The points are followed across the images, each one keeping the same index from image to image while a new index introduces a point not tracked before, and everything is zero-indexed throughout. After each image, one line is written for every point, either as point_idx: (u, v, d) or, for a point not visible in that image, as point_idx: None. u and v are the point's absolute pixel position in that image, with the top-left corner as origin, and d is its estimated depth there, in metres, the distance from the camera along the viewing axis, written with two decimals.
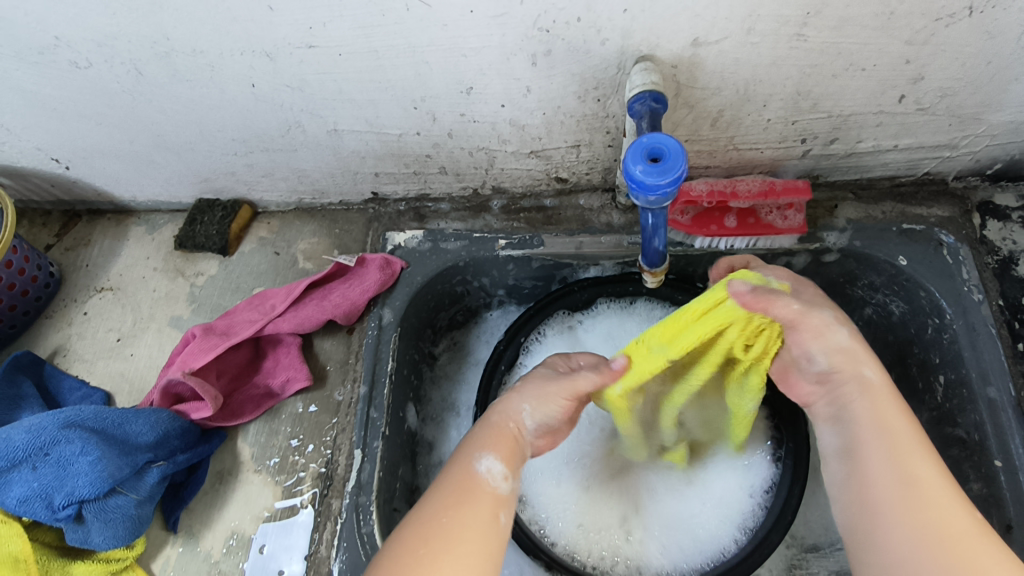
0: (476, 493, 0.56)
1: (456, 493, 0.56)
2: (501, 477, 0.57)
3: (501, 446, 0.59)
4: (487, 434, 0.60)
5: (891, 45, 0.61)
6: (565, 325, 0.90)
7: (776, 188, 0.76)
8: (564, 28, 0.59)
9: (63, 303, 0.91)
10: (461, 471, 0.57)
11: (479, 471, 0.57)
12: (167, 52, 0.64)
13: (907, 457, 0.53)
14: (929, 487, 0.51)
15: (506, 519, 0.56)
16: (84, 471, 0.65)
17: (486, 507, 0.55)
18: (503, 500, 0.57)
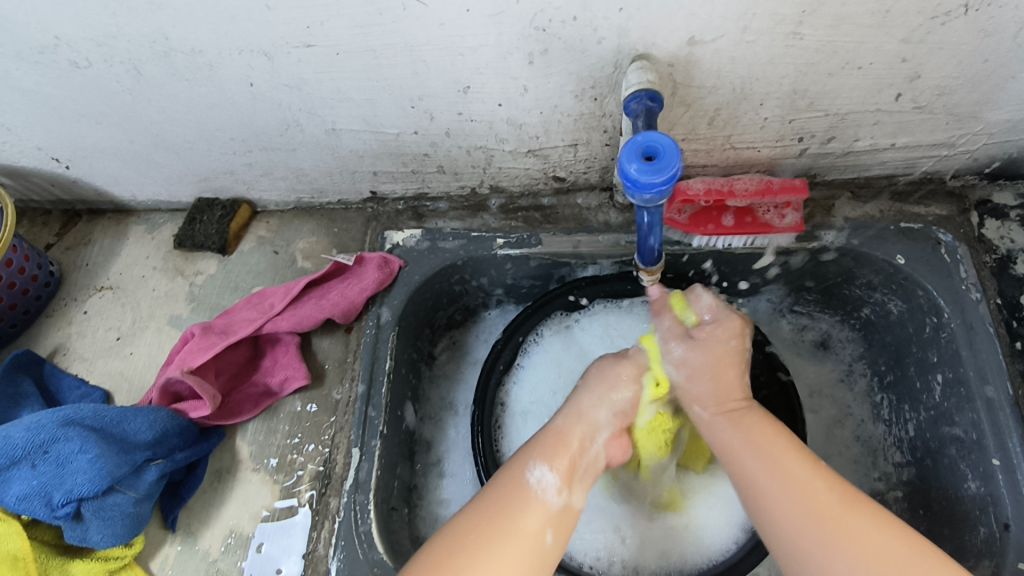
0: (526, 505, 0.57)
1: (507, 503, 0.57)
2: (553, 490, 0.58)
3: (559, 458, 0.60)
4: (552, 444, 0.61)
5: (887, 44, 0.61)
6: (563, 325, 0.90)
7: (773, 186, 0.76)
8: (560, 27, 0.59)
9: (63, 302, 0.91)
10: (513, 480, 0.59)
11: (531, 481, 0.58)
12: (166, 51, 0.65)
13: (793, 461, 0.58)
14: (818, 488, 0.56)
15: (553, 538, 0.57)
16: (83, 469, 0.65)
17: (536, 522, 0.57)
18: (554, 515, 0.58)
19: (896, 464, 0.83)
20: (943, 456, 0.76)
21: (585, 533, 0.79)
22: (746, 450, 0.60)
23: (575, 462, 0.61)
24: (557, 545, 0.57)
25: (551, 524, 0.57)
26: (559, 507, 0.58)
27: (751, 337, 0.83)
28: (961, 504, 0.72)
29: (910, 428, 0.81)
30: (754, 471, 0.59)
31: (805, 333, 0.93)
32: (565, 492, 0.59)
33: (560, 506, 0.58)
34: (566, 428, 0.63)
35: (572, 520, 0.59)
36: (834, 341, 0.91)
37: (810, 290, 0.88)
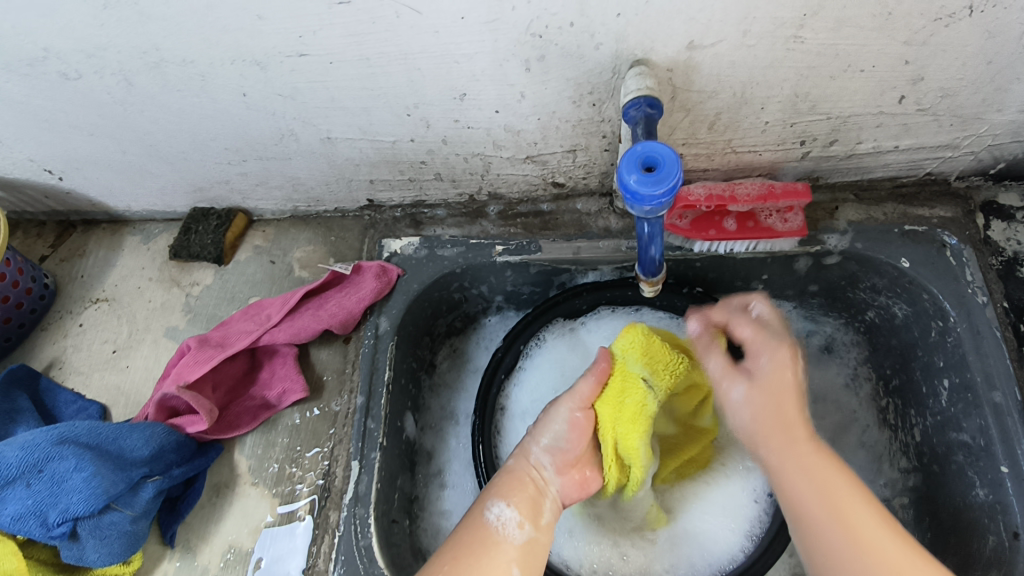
0: (491, 541, 0.61)
1: (471, 545, 0.60)
2: (513, 525, 0.62)
3: (513, 494, 0.64)
4: (505, 483, 0.66)
5: (890, 46, 0.59)
6: (567, 328, 0.89)
7: (775, 191, 0.75)
8: (557, 33, 0.58)
9: (58, 315, 0.90)
10: (475, 521, 0.63)
11: (491, 519, 0.62)
12: (157, 62, 0.64)
13: (840, 490, 0.58)
14: (849, 504, 0.57)
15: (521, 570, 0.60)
16: (78, 487, 0.64)
17: (500, 558, 0.60)
18: (517, 547, 0.61)
19: (902, 470, 0.81)
20: (950, 463, 0.75)
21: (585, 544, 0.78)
22: (806, 495, 0.58)
23: (530, 496, 0.65)
24: None
25: (517, 558, 0.61)
26: (521, 540, 0.62)
27: None
28: (969, 512, 0.71)
29: (916, 434, 0.80)
30: (807, 511, 0.58)
31: (809, 338, 0.91)
32: (526, 525, 0.63)
33: (522, 539, 0.62)
34: (517, 466, 0.68)
35: (538, 553, 0.62)
36: (838, 344, 0.90)
37: (813, 293, 0.87)
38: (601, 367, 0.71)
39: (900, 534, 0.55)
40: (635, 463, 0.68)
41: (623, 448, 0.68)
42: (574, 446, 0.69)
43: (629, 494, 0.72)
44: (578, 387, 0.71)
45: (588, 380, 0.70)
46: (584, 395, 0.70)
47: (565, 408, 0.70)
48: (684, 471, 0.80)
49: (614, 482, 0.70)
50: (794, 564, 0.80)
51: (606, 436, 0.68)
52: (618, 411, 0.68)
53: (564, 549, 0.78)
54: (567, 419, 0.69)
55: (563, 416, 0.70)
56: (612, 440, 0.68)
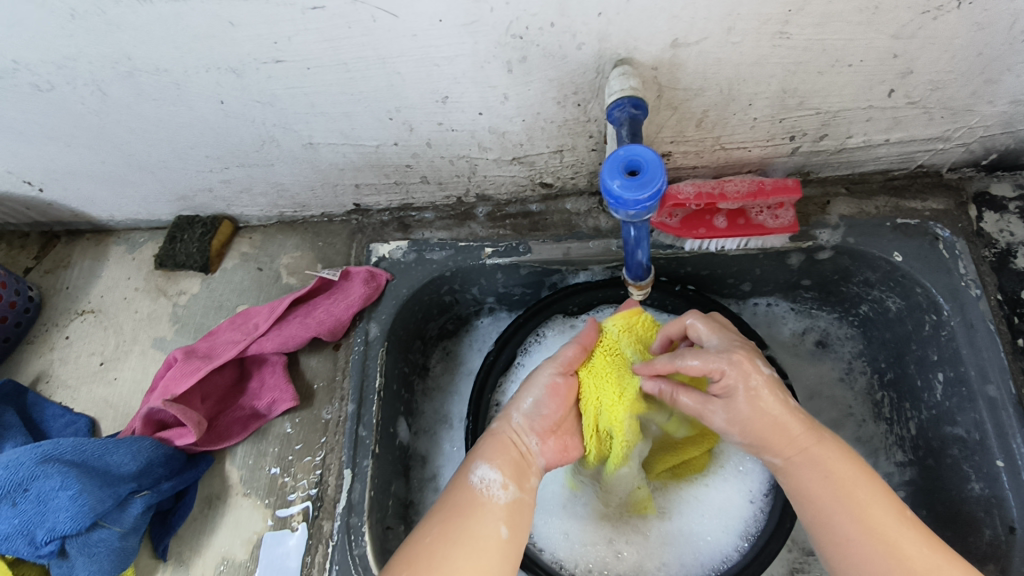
0: (475, 504, 0.58)
1: (454, 509, 0.58)
2: (498, 486, 0.59)
3: (498, 456, 0.61)
4: (487, 445, 0.63)
5: (878, 40, 0.58)
6: (567, 325, 0.88)
7: (765, 187, 0.74)
8: (538, 33, 0.57)
9: (44, 327, 0.89)
10: (460, 486, 0.60)
11: (475, 482, 0.60)
12: (130, 71, 0.62)
13: (839, 471, 0.57)
14: (853, 486, 0.56)
15: (508, 532, 0.57)
16: (64, 506, 0.64)
17: (484, 519, 0.57)
18: (502, 508, 0.58)
19: (898, 464, 0.81)
20: (945, 457, 0.74)
21: (580, 542, 0.78)
22: (813, 491, 0.57)
23: (516, 459, 0.62)
24: (514, 538, 0.57)
25: (503, 518, 0.58)
26: (507, 500, 0.59)
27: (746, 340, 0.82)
28: (965, 506, 0.71)
29: (912, 427, 0.80)
30: (812, 508, 0.57)
31: (805, 334, 0.91)
32: (511, 486, 0.60)
33: (507, 500, 0.59)
34: (499, 429, 0.65)
35: (524, 513, 0.59)
36: (833, 339, 0.90)
37: (805, 288, 0.86)
38: (588, 335, 0.71)
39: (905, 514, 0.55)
40: (619, 434, 0.67)
41: (607, 417, 0.67)
42: (555, 411, 0.66)
43: (611, 468, 0.70)
44: (561, 351, 0.69)
45: (571, 346, 0.69)
46: (566, 359, 0.68)
47: (545, 371, 0.68)
48: (681, 471, 0.79)
49: (596, 453, 0.69)
50: (791, 560, 0.80)
51: (589, 407, 0.67)
52: (602, 381, 0.67)
53: (559, 546, 0.78)
54: (547, 383, 0.66)
55: (543, 380, 0.67)
56: (595, 411, 0.67)
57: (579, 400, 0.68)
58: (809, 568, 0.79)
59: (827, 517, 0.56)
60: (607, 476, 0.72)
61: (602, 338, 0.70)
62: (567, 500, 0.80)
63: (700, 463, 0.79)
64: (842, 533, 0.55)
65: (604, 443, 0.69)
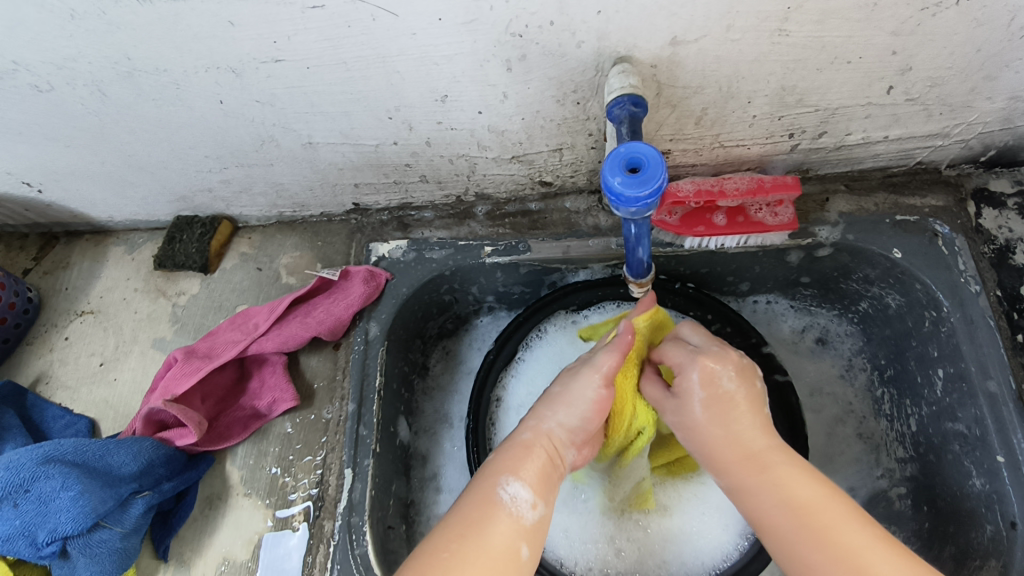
0: (500, 521, 0.55)
1: (477, 524, 0.54)
2: (528, 505, 0.56)
3: (530, 472, 0.58)
4: (521, 459, 0.59)
5: (877, 37, 0.59)
6: (569, 320, 0.88)
7: (765, 184, 0.74)
8: (537, 32, 0.57)
9: (44, 328, 0.89)
10: (485, 498, 0.56)
11: (505, 499, 0.56)
12: (129, 71, 0.62)
13: (797, 493, 0.54)
14: (814, 507, 0.52)
15: (529, 554, 0.54)
16: (65, 506, 0.63)
17: (510, 539, 0.54)
18: (528, 530, 0.55)
19: (898, 460, 0.81)
20: (947, 453, 0.74)
21: (581, 540, 0.78)
22: (772, 513, 0.54)
23: (545, 475, 0.59)
24: (533, 560, 0.54)
25: (527, 537, 0.55)
26: (534, 521, 0.56)
27: (747, 338, 0.83)
28: (966, 501, 0.71)
29: (912, 423, 0.80)
30: (774, 534, 0.53)
31: (804, 332, 0.91)
32: (538, 505, 0.57)
33: (533, 521, 0.56)
34: (533, 440, 0.62)
35: (545, 533, 0.57)
36: (832, 336, 0.90)
37: (805, 285, 0.86)
38: (626, 340, 0.67)
39: (875, 532, 0.50)
40: (650, 430, 0.69)
41: (642, 417, 0.68)
42: (591, 426, 0.64)
43: (626, 460, 0.71)
44: (600, 360, 0.66)
45: (611, 354, 0.66)
46: (610, 371, 0.65)
47: (586, 382, 0.65)
48: (677, 467, 0.79)
49: (619, 446, 0.70)
50: None
51: (625, 410, 0.68)
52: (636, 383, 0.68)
53: (559, 543, 0.78)
54: (591, 396, 0.64)
55: (587, 393, 0.64)
56: (631, 413, 0.68)
57: (615, 405, 0.68)
58: None
59: (787, 541, 0.52)
60: (619, 468, 0.72)
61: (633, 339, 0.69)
62: (567, 497, 0.80)
63: (697, 461, 0.79)
64: (803, 556, 0.50)
65: (629, 437, 0.70)
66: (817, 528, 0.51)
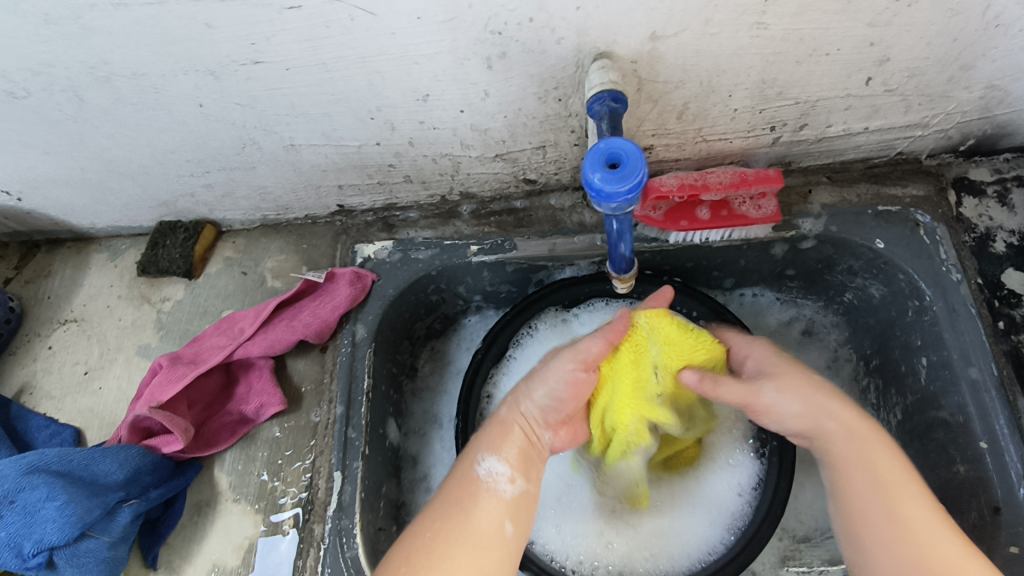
0: (480, 498, 0.57)
1: (455, 497, 0.57)
2: (506, 480, 0.59)
3: (502, 446, 0.61)
4: (496, 436, 0.62)
5: (854, 29, 0.59)
6: (559, 318, 0.88)
7: (748, 177, 0.74)
8: (516, 29, 0.57)
9: (27, 338, 0.88)
10: (465, 475, 0.59)
11: (483, 475, 0.59)
12: (106, 76, 0.62)
13: (886, 464, 0.59)
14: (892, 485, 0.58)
15: (513, 527, 0.57)
16: (51, 517, 0.63)
17: (490, 514, 0.56)
18: (509, 504, 0.58)
19: None
20: (932, 439, 0.75)
21: (572, 535, 0.78)
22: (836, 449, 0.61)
23: (521, 452, 0.61)
24: (519, 533, 0.57)
25: (508, 513, 0.57)
26: (514, 494, 0.58)
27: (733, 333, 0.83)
28: (951, 489, 0.72)
29: (897, 413, 0.81)
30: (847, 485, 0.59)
31: (791, 324, 0.92)
32: (518, 479, 0.59)
33: (513, 495, 0.58)
34: (509, 416, 0.64)
35: (527, 509, 0.59)
36: (818, 327, 0.91)
37: (790, 278, 0.87)
38: (617, 329, 0.65)
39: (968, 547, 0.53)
40: (626, 434, 0.68)
41: (616, 418, 0.68)
42: (568, 406, 0.65)
43: (611, 460, 0.72)
44: (584, 344, 0.65)
45: (597, 339, 0.65)
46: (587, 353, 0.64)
47: (563, 363, 0.65)
48: (674, 462, 0.80)
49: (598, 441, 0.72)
50: (782, 549, 0.81)
51: (599, 402, 0.68)
52: (625, 385, 0.66)
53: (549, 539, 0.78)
54: (568, 376, 0.64)
55: (563, 373, 0.64)
56: (605, 407, 0.68)
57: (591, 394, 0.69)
58: (799, 555, 0.80)
59: (866, 507, 0.57)
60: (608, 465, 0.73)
61: (632, 336, 0.66)
62: (562, 493, 0.81)
63: (693, 455, 0.80)
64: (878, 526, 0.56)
65: (608, 435, 0.70)
66: (899, 499, 0.56)
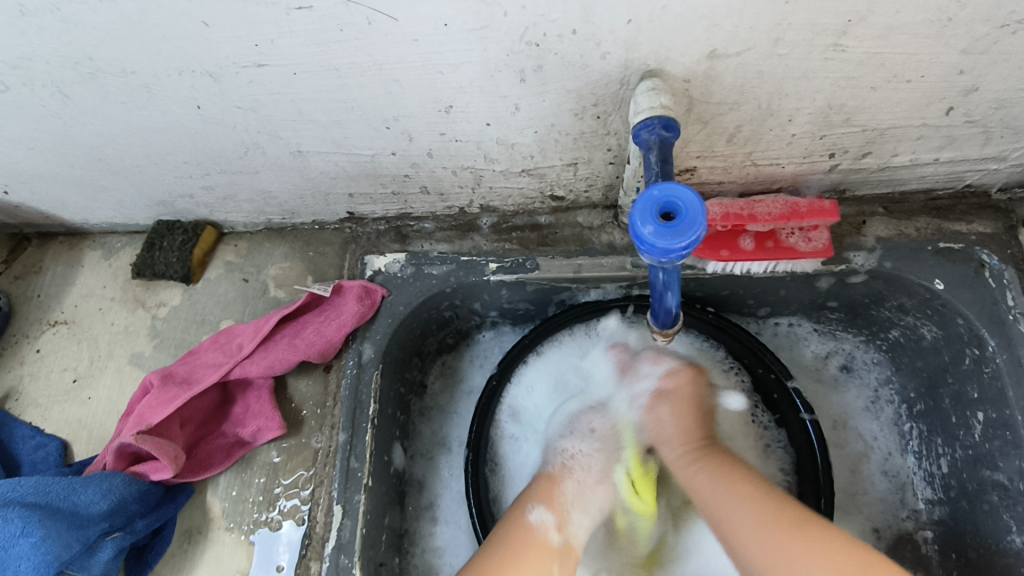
0: (532, 541, 0.62)
1: (512, 543, 0.62)
2: (553, 529, 0.64)
3: (549, 499, 0.66)
4: (540, 488, 0.68)
5: (944, 55, 0.52)
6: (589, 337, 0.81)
7: (800, 209, 0.67)
8: (556, 41, 0.50)
9: (13, 339, 0.83)
10: (518, 523, 0.64)
11: (533, 522, 0.64)
12: (93, 73, 0.55)
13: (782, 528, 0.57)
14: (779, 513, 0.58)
15: (559, 567, 0.63)
16: (25, 555, 0.59)
17: (540, 555, 0.62)
18: (555, 550, 0.63)
19: (927, 501, 0.77)
20: (985, 502, 0.69)
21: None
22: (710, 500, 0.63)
23: (565, 499, 0.67)
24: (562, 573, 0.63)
25: (557, 556, 0.63)
26: (559, 542, 0.64)
27: (769, 370, 0.76)
28: (1002, 558, 0.67)
29: (943, 464, 0.75)
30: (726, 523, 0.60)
31: (828, 358, 0.85)
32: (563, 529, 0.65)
33: (560, 543, 0.64)
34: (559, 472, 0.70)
35: (572, 557, 0.65)
36: (857, 363, 0.84)
37: (832, 309, 0.80)
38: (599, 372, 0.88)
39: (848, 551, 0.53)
40: None
41: None
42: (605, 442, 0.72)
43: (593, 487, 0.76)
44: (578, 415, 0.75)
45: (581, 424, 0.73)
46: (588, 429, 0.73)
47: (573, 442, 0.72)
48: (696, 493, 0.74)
49: None
50: None
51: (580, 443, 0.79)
52: None
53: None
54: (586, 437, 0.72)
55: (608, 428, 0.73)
56: None
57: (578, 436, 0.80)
58: None
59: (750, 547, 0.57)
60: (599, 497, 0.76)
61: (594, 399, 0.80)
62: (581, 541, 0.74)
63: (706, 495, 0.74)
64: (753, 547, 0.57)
65: None
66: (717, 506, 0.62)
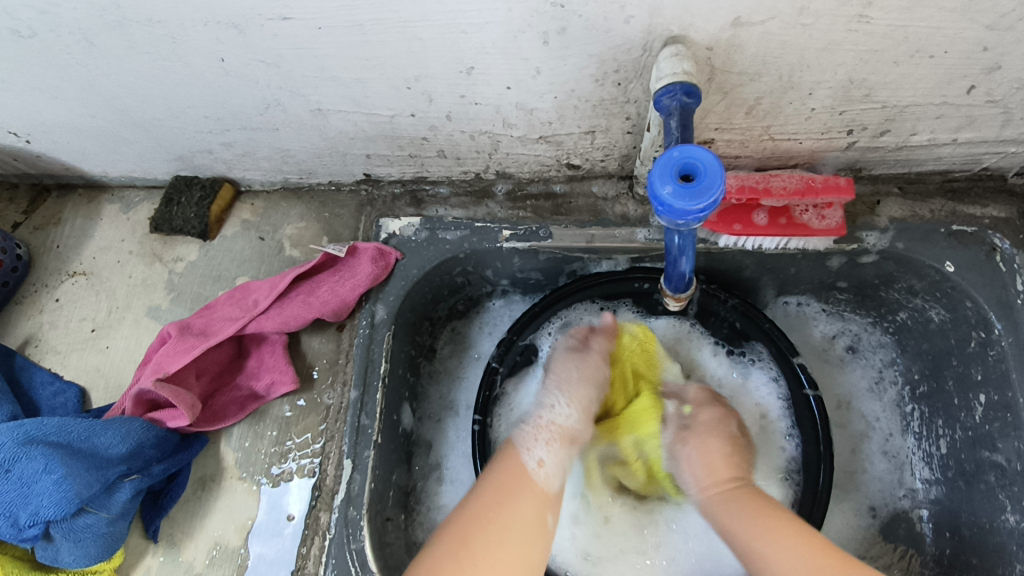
0: (525, 490, 0.59)
1: (504, 488, 0.59)
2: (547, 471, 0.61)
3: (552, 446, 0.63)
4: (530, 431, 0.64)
5: (970, 30, 0.52)
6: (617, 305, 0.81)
7: (815, 185, 0.67)
8: (581, 3, 0.50)
9: (33, 288, 0.84)
10: (511, 466, 0.61)
11: (529, 464, 0.61)
12: (119, 21, 0.56)
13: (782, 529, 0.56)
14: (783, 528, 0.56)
15: (551, 519, 0.60)
16: (49, 490, 0.61)
17: (532, 506, 0.59)
18: (548, 501, 0.60)
19: (924, 481, 0.78)
20: (982, 482, 0.71)
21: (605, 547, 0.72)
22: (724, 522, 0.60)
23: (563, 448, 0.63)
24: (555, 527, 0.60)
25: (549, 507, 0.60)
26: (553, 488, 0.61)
27: (776, 346, 0.77)
28: (994, 536, 0.68)
29: (942, 445, 0.76)
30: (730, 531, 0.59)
31: (835, 339, 0.86)
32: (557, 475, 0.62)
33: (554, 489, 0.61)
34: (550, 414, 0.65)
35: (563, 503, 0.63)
36: (863, 345, 0.85)
37: (840, 289, 0.81)
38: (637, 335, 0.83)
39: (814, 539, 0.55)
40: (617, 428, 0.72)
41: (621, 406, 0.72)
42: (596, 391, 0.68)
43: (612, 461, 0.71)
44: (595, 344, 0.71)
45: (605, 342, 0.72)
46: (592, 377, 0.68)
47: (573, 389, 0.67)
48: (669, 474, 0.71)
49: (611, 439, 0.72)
50: None
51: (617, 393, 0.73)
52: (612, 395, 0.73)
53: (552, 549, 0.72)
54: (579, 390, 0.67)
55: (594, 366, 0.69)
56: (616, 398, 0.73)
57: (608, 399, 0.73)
58: None
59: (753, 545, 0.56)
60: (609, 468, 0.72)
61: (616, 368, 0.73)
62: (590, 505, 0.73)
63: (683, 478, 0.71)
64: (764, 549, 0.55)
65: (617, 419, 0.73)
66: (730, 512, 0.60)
